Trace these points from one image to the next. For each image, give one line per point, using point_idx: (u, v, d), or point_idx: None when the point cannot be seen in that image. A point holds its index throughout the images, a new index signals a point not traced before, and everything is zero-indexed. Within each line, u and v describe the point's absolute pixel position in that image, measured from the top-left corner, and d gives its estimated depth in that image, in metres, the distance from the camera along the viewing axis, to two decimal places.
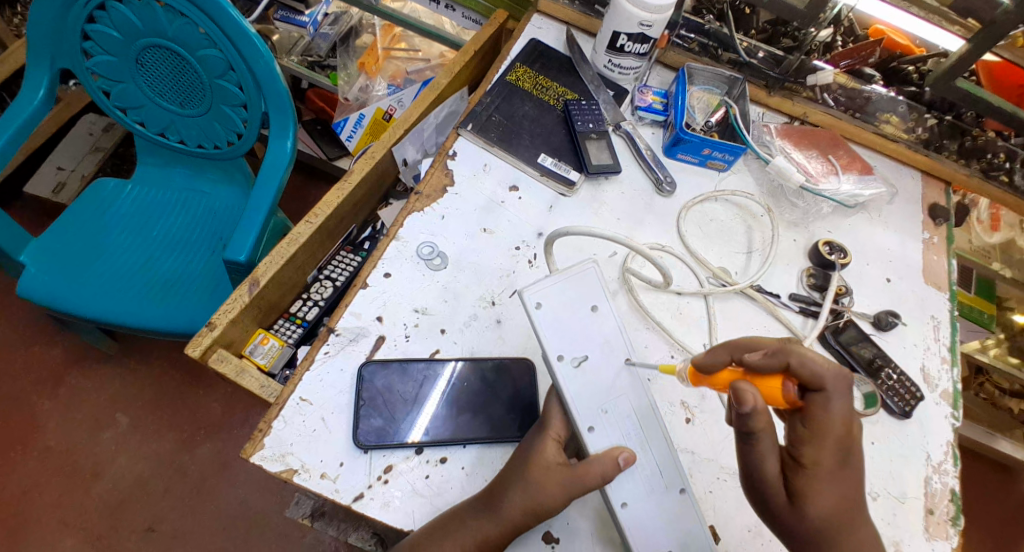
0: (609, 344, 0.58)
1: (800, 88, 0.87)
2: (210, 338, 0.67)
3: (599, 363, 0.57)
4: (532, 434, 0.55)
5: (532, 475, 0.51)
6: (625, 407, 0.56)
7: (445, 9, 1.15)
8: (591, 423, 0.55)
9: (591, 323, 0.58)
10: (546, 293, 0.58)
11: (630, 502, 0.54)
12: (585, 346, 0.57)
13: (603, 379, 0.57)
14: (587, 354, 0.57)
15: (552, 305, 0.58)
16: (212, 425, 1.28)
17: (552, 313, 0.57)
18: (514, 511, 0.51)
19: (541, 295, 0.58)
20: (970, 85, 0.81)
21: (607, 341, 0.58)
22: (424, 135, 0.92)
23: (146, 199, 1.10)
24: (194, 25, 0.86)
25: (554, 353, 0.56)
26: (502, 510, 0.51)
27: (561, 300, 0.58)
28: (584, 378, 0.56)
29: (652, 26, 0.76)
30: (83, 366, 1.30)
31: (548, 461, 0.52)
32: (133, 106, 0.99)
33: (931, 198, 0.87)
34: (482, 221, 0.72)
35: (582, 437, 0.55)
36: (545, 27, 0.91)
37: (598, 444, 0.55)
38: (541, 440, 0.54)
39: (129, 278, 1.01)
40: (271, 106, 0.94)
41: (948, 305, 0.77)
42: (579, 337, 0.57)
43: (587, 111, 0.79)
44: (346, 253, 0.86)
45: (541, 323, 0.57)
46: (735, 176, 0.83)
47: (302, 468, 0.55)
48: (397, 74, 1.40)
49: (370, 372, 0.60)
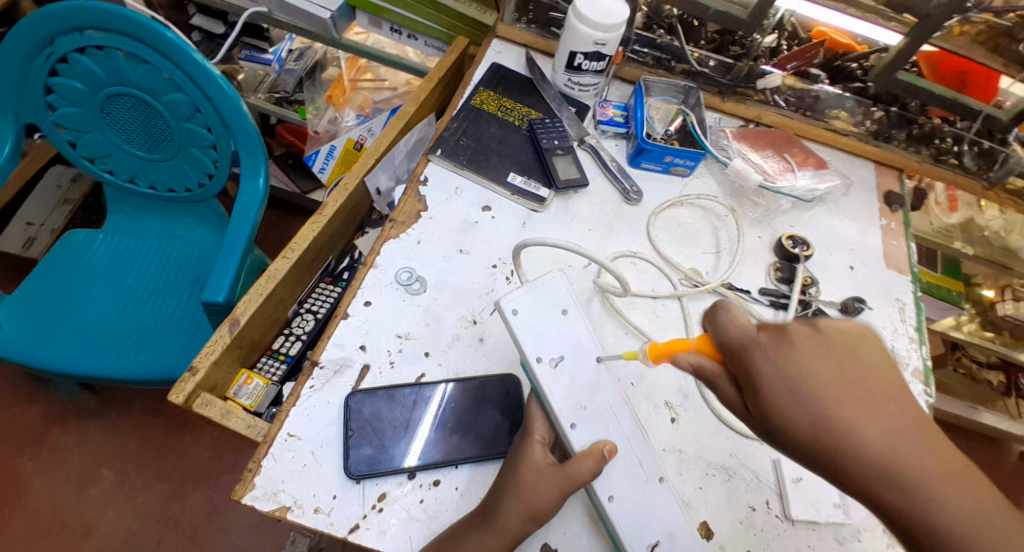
0: (585, 344, 0.59)
1: (751, 92, 0.92)
2: (193, 384, 0.67)
3: (578, 365, 0.59)
4: (520, 441, 0.57)
5: (526, 481, 0.53)
6: (605, 403, 0.58)
7: (407, 38, 1.18)
8: (573, 420, 0.56)
9: (568, 329, 0.59)
10: (523, 300, 0.59)
11: (617, 496, 0.55)
12: (561, 346, 0.59)
13: (584, 380, 0.58)
14: (563, 355, 0.58)
15: (528, 311, 0.59)
16: (202, 471, 1.26)
17: (529, 318, 0.59)
18: (510, 519, 0.52)
19: (518, 302, 0.59)
20: (911, 77, 0.85)
21: (584, 344, 0.60)
22: (395, 163, 0.94)
23: (119, 247, 1.09)
24: (158, 71, 0.87)
25: (533, 356, 0.58)
26: (500, 522, 0.52)
27: (537, 307, 0.59)
28: (563, 379, 0.58)
29: (607, 44, 0.79)
30: (66, 423, 1.28)
31: (537, 463, 0.54)
32: (101, 155, 0.99)
33: (886, 186, 0.91)
34: (458, 242, 0.73)
35: (566, 435, 0.56)
36: (505, 51, 0.94)
37: (581, 441, 0.56)
38: (528, 442, 0.56)
39: (107, 329, 1.00)
40: (240, 145, 0.95)
41: (911, 287, 0.80)
42: (557, 339, 0.59)
43: (552, 128, 0.82)
44: (326, 285, 0.86)
45: (521, 331, 0.58)
46: (698, 181, 0.85)
47: (295, 505, 0.55)
48: (364, 104, 1.43)
49: (358, 402, 0.60)
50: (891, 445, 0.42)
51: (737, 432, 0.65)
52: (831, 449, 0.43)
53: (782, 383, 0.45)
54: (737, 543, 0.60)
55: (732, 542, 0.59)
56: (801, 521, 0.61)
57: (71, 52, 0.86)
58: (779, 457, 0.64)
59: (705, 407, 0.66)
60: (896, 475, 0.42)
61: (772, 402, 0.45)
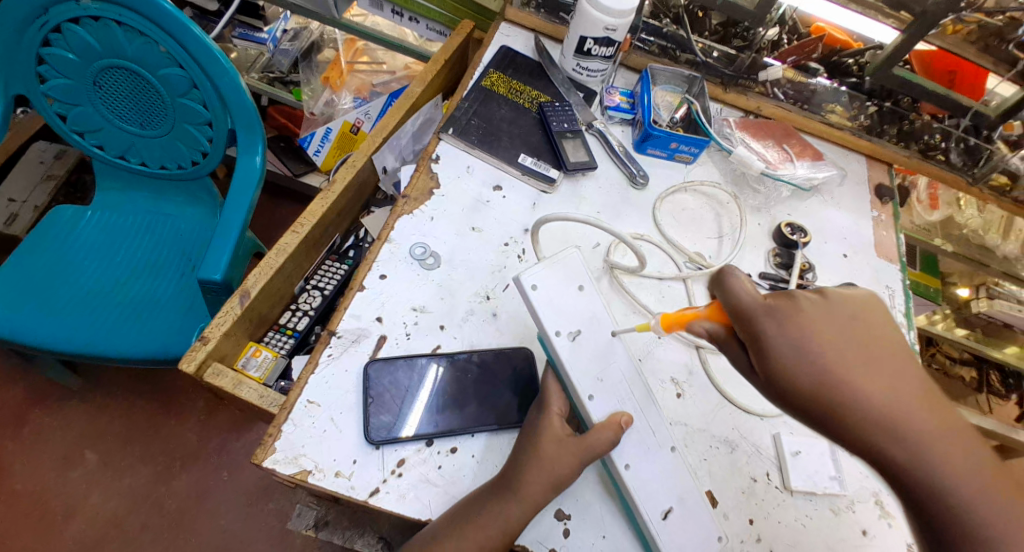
0: (599, 319, 0.61)
1: (752, 84, 0.94)
2: (204, 352, 0.67)
3: (594, 339, 0.60)
4: (537, 413, 0.58)
5: (545, 450, 0.54)
6: (620, 375, 0.60)
7: (409, 21, 1.17)
8: (591, 392, 0.58)
9: (583, 303, 0.61)
10: (542, 276, 0.61)
11: (633, 465, 0.57)
12: (579, 321, 0.60)
13: (600, 353, 0.60)
14: (580, 329, 0.60)
15: (546, 286, 0.60)
16: (188, 454, 1.25)
17: (547, 293, 0.60)
18: (531, 487, 0.53)
19: (537, 278, 0.60)
20: (907, 73, 0.89)
21: (600, 319, 0.61)
22: (401, 143, 0.94)
23: (107, 224, 1.07)
24: (155, 45, 0.86)
25: (552, 329, 0.59)
26: (521, 490, 0.53)
27: (555, 283, 0.61)
28: (580, 351, 0.59)
29: (616, 30, 0.81)
30: (47, 403, 1.25)
31: (558, 434, 0.55)
32: (91, 130, 0.97)
33: (877, 179, 0.95)
34: (471, 220, 0.74)
35: (584, 406, 0.58)
36: (513, 35, 0.95)
37: (598, 412, 0.58)
38: (546, 414, 0.57)
39: (95, 307, 0.98)
40: (237, 123, 0.94)
41: (900, 275, 0.84)
42: (574, 314, 0.60)
43: (561, 112, 0.83)
44: (332, 262, 0.88)
45: (539, 305, 0.60)
46: (700, 168, 0.88)
47: (316, 469, 0.56)
48: (362, 87, 1.42)
49: (376, 371, 0.61)
50: (894, 410, 0.45)
51: (739, 407, 0.68)
52: (842, 415, 0.46)
53: (794, 352, 0.47)
54: (740, 511, 0.62)
55: (735, 510, 0.62)
56: (800, 491, 0.64)
57: (65, 21, 0.84)
58: (778, 431, 0.67)
59: (708, 383, 0.69)
60: (899, 432, 0.45)
61: (783, 364, 0.48)
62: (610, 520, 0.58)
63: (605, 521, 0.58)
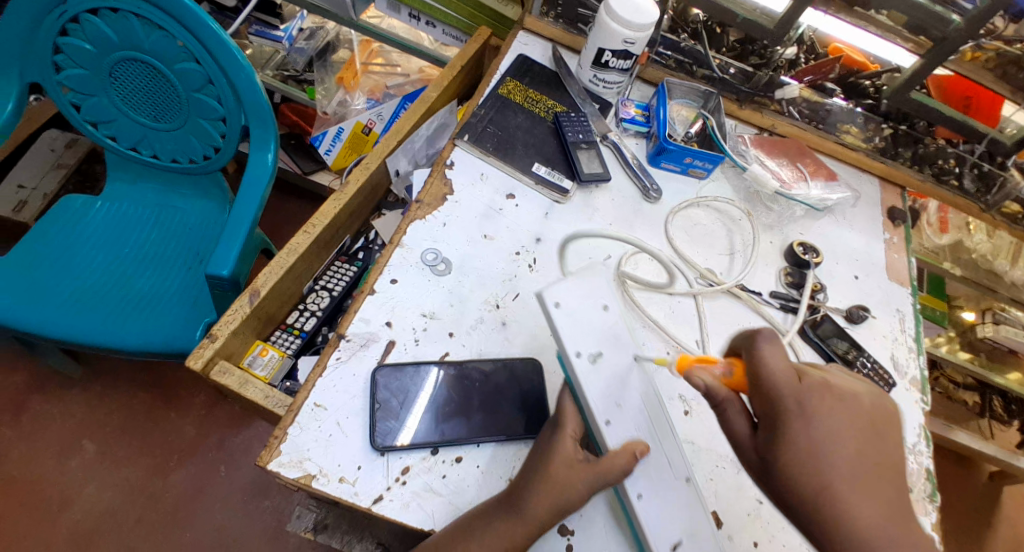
0: (623, 340, 0.61)
1: (768, 101, 0.93)
2: (212, 350, 0.66)
3: (613, 361, 0.60)
4: (550, 432, 0.57)
5: (556, 474, 0.53)
6: (637, 401, 0.59)
7: (426, 25, 1.17)
8: (608, 417, 0.57)
9: (605, 323, 0.60)
10: (565, 294, 0.60)
11: (645, 495, 0.56)
12: (600, 342, 0.60)
13: (620, 375, 0.59)
14: (601, 351, 0.59)
15: (568, 304, 0.60)
16: (186, 448, 1.24)
17: (569, 311, 0.60)
18: (539, 508, 0.52)
19: (560, 294, 0.60)
20: (923, 97, 0.89)
21: (622, 341, 0.61)
22: (415, 147, 0.93)
23: (117, 216, 1.07)
24: (172, 38, 0.86)
25: (572, 350, 0.58)
26: (528, 510, 0.52)
27: (575, 299, 0.60)
28: (600, 374, 0.58)
29: (636, 43, 0.81)
30: (48, 391, 1.25)
31: (570, 456, 0.54)
32: (103, 120, 0.98)
33: (890, 202, 0.94)
34: (482, 227, 0.74)
35: (601, 431, 0.57)
36: (530, 43, 0.95)
37: (614, 438, 0.57)
38: (559, 435, 0.56)
39: (100, 298, 0.98)
40: (251, 120, 0.94)
41: (911, 299, 0.83)
42: (594, 334, 0.60)
43: (577, 122, 0.84)
44: (342, 263, 0.87)
45: (561, 323, 0.59)
46: (713, 184, 0.88)
47: (320, 473, 0.55)
48: (376, 89, 1.42)
49: (384, 375, 0.61)
50: None
51: None
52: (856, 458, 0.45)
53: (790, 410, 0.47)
54: (745, 533, 0.62)
55: (740, 532, 0.62)
56: None
57: (84, 12, 0.85)
58: None
59: None
60: None
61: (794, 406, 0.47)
62: (614, 538, 0.58)
63: (608, 538, 0.58)
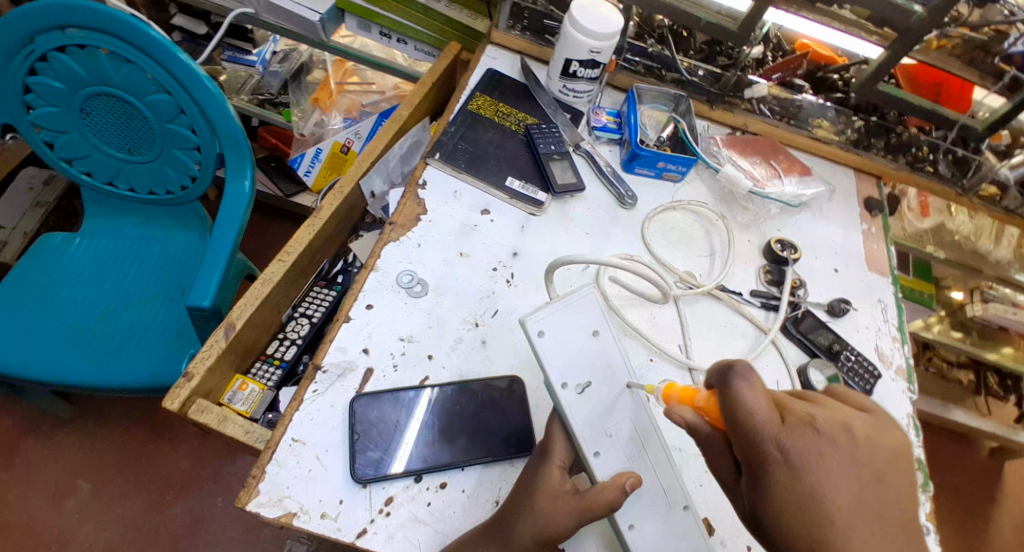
0: (612, 367, 0.60)
1: (738, 100, 0.94)
2: (188, 390, 0.65)
3: (602, 389, 0.59)
4: (536, 461, 0.57)
5: (543, 505, 0.52)
6: (626, 432, 0.58)
7: (397, 42, 1.17)
8: (597, 448, 0.56)
9: (594, 351, 0.59)
10: (549, 321, 0.59)
11: (637, 524, 0.55)
12: (589, 371, 0.59)
13: (608, 404, 0.58)
14: (589, 380, 0.58)
15: (553, 331, 0.59)
16: (181, 481, 1.23)
17: (554, 338, 0.59)
18: (526, 538, 0.52)
19: (543, 322, 0.59)
20: (891, 89, 0.89)
21: (611, 369, 0.59)
22: (390, 166, 0.93)
23: (97, 251, 1.06)
24: (141, 71, 0.86)
25: (557, 380, 0.57)
26: (515, 541, 0.52)
27: (562, 327, 0.59)
28: (587, 403, 0.58)
29: (601, 52, 0.81)
30: (38, 432, 1.23)
31: (556, 489, 0.54)
32: (79, 157, 0.96)
33: (866, 192, 0.94)
34: (459, 245, 0.74)
35: (589, 463, 0.56)
36: (499, 57, 0.95)
37: (603, 469, 0.56)
38: (546, 467, 0.55)
39: (85, 337, 0.97)
40: (226, 148, 0.93)
41: (892, 288, 0.83)
42: (583, 363, 0.59)
43: (548, 134, 0.83)
44: (321, 288, 0.87)
45: (545, 353, 0.58)
46: (688, 187, 0.88)
47: (301, 511, 0.55)
48: (352, 108, 1.42)
49: (362, 405, 0.60)
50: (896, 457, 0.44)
51: None
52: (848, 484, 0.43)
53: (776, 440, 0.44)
54: (738, 538, 0.61)
55: (734, 537, 0.61)
56: None
57: (52, 50, 0.84)
58: None
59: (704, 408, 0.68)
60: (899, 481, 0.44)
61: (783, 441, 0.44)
62: None
63: None
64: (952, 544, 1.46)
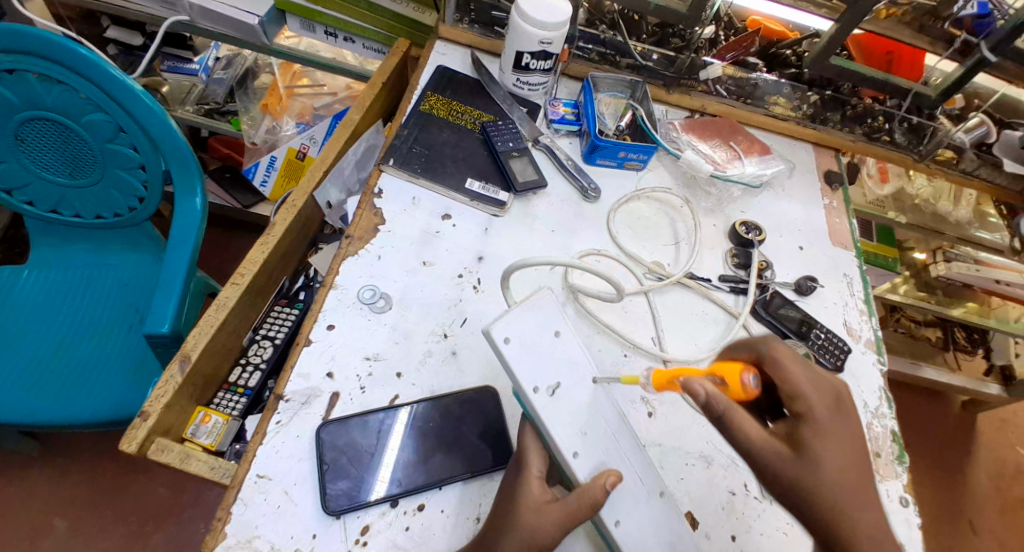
0: (577, 365, 0.58)
1: (694, 83, 0.93)
2: (145, 429, 0.62)
3: (573, 391, 0.57)
4: (514, 473, 0.55)
5: (524, 520, 0.51)
6: (601, 425, 0.57)
7: (344, 41, 1.13)
8: (575, 449, 0.55)
9: (560, 350, 0.58)
10: (514, 327, 0.57)
11: (623, 520, 0.54)
12: (556, 372, 0.57)
13: (581, 403, 0.57)
14: (559, 381, 0.57)
15: (518, 337, 0.57)
16: (161, 511, 1.19)
17: (520, 345, 0.56)
18: None
19: (508, 329, 0.57)
20: (842, 61, 0.89)
21: (577, 368, 0.58)
22: (345, 174, 0.90)
23: (47, 280, 1.00)
24: (74, 91, 0.80)
25: (529, 385, 0.56)
26: None
27: (526, 332, 0.57)
28: (559, 405, 0.56)
29: (552, 42, 0.79)
30: (4, 475, 1.18)
31: (536, 500, 0.52)
32: (17, 186, 0.90)
33: (826, 165, 0.94)
34: (420, 254, 0.72)
35: (568, 465, 0.54)
36: (449, 52, 0.92)
37: (583, 470, 0.54)
38: (523, 477, 0.54)
39: (40, 373, 0.92)
40: (172, 165, 0.88)
41: (856, 261, 0.84)
42: (551, 365, 0.57)
43: (505, 130, 0.81)
44: (282, 307, 0.83)
45: (513, 360, 0.56)
46: (651, 174, 0.87)
47: (272, 550, 0.52)
48: (304, 111, 1.37)
49: (329, 433, 0.58)
50: None
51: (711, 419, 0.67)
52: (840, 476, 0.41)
53: None
54: (720, 528, 0.61)
55: (716, 529, 0.61)
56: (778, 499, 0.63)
57: None
58: None
59: (681, 400, 0.68)
60: None
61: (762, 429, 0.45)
62: None
63: None
64: (932, 497, 1.50)
